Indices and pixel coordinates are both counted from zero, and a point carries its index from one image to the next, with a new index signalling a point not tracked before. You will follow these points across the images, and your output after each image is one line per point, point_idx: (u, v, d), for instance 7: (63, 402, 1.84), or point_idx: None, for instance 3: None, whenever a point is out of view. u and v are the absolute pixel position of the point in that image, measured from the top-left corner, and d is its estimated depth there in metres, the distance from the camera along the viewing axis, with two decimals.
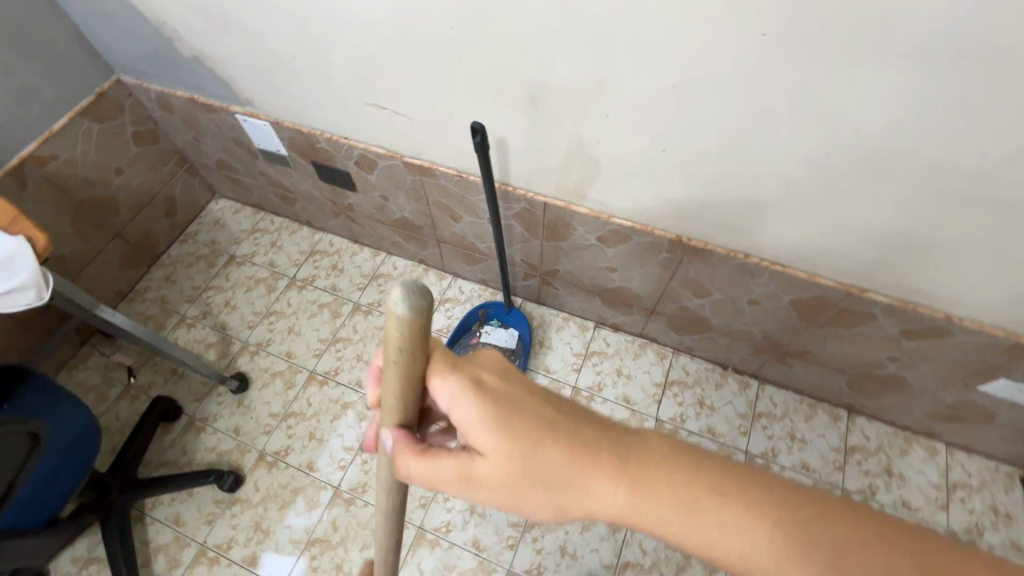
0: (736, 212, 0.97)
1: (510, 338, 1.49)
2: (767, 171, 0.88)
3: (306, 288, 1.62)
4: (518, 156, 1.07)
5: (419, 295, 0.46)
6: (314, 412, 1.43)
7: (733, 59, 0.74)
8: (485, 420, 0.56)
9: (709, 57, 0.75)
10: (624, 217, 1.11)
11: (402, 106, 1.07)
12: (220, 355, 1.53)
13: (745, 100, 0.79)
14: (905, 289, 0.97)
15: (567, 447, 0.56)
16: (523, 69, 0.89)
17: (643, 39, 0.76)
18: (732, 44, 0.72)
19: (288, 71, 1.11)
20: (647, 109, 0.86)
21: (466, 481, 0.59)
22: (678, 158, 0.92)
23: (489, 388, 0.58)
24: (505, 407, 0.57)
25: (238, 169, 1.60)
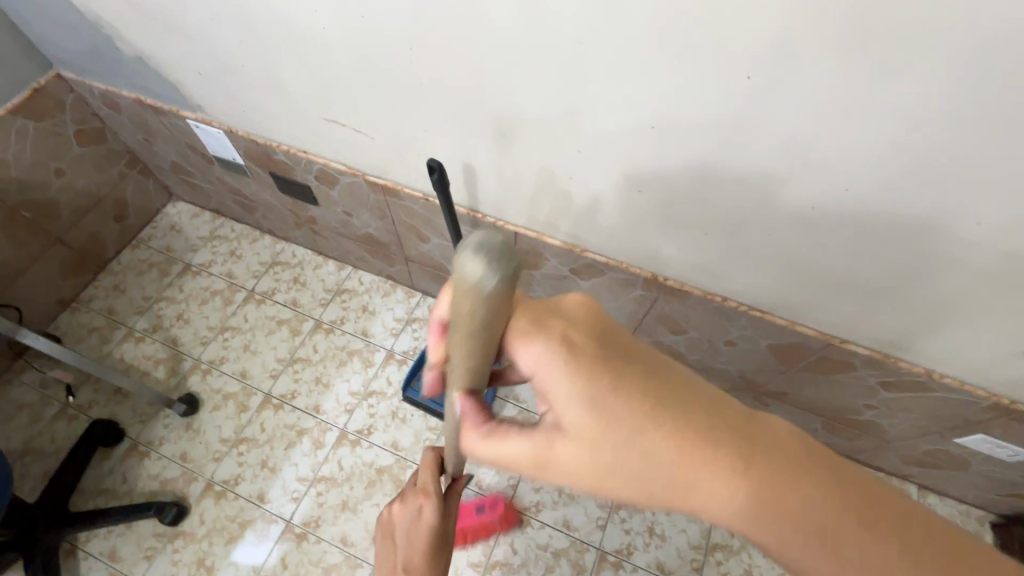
0: (714, 257, 0.92)
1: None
2: (750, 219, 0.82)
3: (265, 303, 1.53)
4: (487, 184, 1.00)
5: (497, 261, 0.42)
6: (267, 439, 1.35)
7: (717, 103, 0.68)
8: (581, 396, 0.50)
9: (691, 99, 0.68)
10: (598, 252, 1.04)
11: (363, 124, 0.99)
12: (169, 373, 1.43)
13: (728, 146, 0.72)
14: (885, 343, 0.92)
15: (675, 430, 0.48)
16: (491, 96, 0.81)
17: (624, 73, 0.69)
18: (715, 88, 0.66)
19: (239, 79, 1.02)
20: (626, 145, 0.79)
21: (541, 463, 0.54)
22: (656, 199, 0.86)
23: (581, 351, 0.50)
24: (601, 379, 0.49)
25: (194, 173, 1.50)
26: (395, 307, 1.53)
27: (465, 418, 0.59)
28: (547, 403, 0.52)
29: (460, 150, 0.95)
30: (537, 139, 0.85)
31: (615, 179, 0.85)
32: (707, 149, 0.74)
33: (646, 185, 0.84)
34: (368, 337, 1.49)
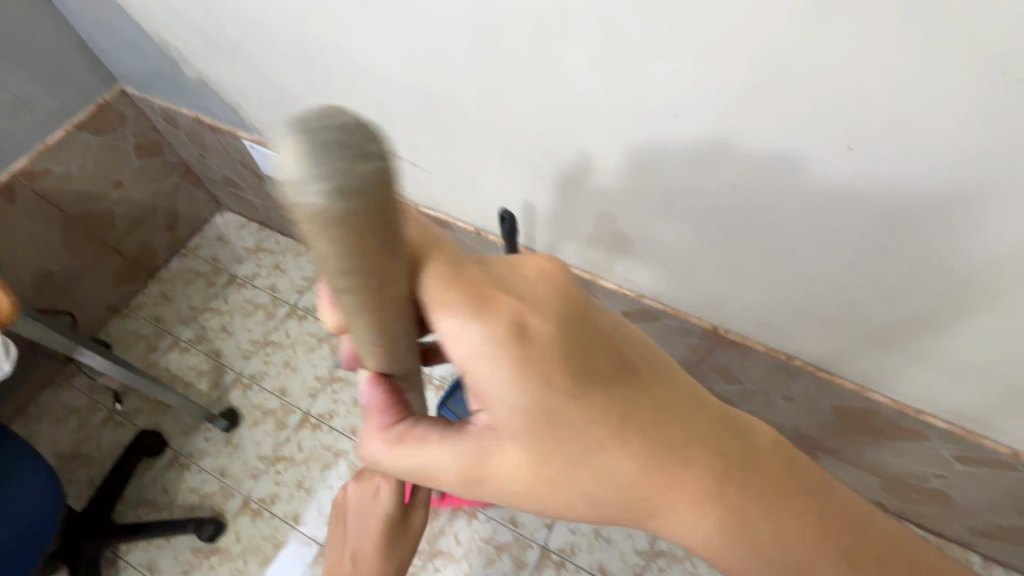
0: (789, 314, 0.86)
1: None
2: (831, 286, 0.76)
3: (307, 318, 1.54)
4: (544, 225, 0.97)
5: (323, 148, 0.26)
6: (304, 459, 1.35)
7: (811, 172, 0.62)
8: (522, 406, 0.49)
9: (781, 167, 0.63)
10: (655, 298, 1.00)
11: (421, 158, 0.97)
12: (212, 385, 1.44)
13: (815, 215, 0.67)
14: (973, 420, 0.85)
15: (621, 442, 0.50)
16: (560, 146, 0.78)
17: (724, 135, 0.63)
18: (811, 158, 0.61)
19: (299, 107, 1.01)
20: (713, 203, 0.73)
21: (467, 471, 0.54)
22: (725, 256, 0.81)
23: (519, 353, 0.47)
24: (542, 386, 0.48)
25: (244, 187, 1.51)
26: None
27: (374, 429, 0.57)
28: (483, 406, 0.51)
29: (528, 191, 0.91)
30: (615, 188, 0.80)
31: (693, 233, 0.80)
32: (809, 216, 0.68)
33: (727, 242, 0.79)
34: None
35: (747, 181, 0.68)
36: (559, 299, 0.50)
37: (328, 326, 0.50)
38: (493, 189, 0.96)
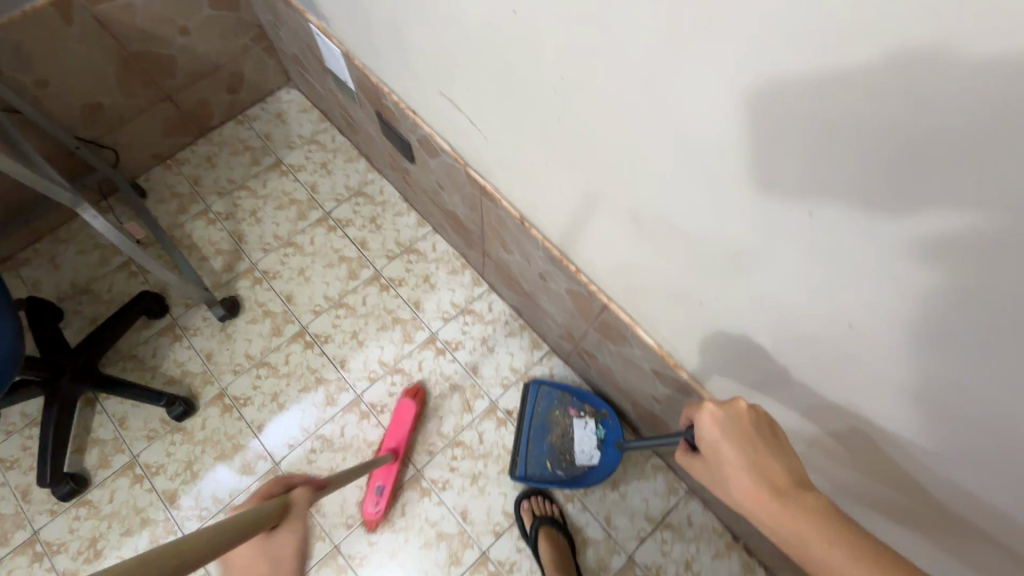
0: (901, 482, 0.65)
1: (589, 458, 1.23)
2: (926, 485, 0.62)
3: (335, 231, 1.46)
4: (596, 247, 0.80)
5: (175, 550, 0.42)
6: (288, 373, 1.32)
7: (964, 357, 0.45)
8: (732, 442, 0.65)
9: (919, 325, 0.47)
10: (694, 374, 0.83)
11: (479, 117, 0.79)
12: (225, 267, 1.42)
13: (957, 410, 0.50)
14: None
15: (806, 506, 0.58)
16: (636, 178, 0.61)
17: (999, 289, 0.38)
18: (972, 336, 0.43)
19: (363, 11, 0.85)
20: (928, 352, 0.48)
21: (712, 478, 0.69)
22: (797, 377, 0.66)
23: (753, 415, 0.66)
24: (767, 448, 0.64)
25: (310, 72, 1.38)
26: (457, 290, 1.40)
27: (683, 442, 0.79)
28: (702, 442, 0.69)
29: (614, 215, 0.70)
30: (753, 268, 0.58)
31: (839, 355, 0.58)
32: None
33: (904, 386, 0.53)
34: (417, 310, 1.38)
35: (993, 348, 0.42)
36: (744, 429, 0.65)
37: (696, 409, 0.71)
38: (546, 187, 0.79)
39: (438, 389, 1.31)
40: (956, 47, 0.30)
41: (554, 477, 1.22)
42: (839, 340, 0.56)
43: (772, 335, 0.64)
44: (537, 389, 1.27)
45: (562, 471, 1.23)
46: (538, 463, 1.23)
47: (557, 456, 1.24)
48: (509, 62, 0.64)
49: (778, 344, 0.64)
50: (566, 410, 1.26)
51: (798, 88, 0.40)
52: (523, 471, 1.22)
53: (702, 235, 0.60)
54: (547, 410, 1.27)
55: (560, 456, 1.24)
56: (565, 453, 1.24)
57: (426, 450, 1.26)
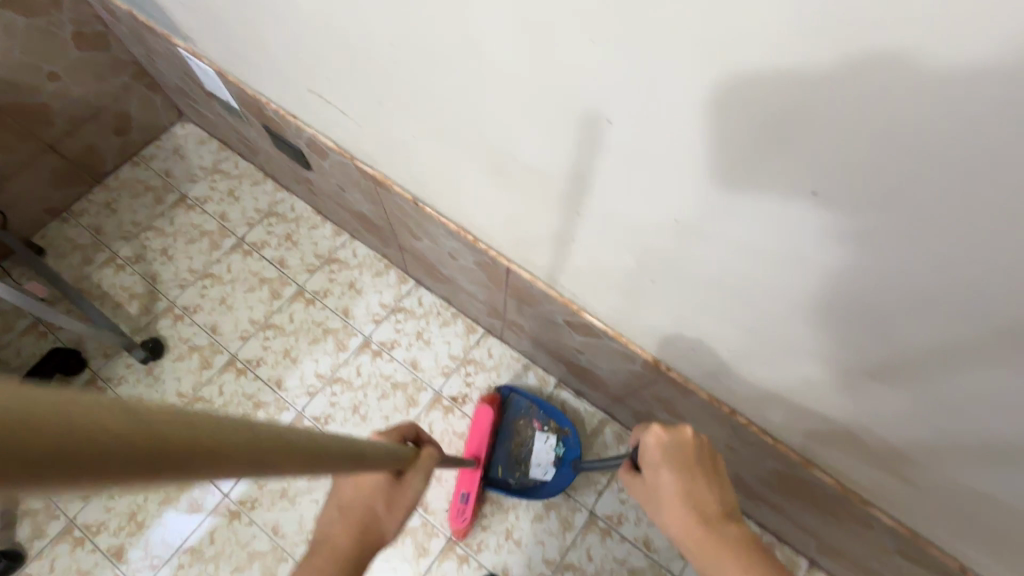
0: (773, 374, 0.71)
1: (544, 473, 1.25)
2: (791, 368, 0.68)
3: (252, 255, 1.45)
4: (480, 212, 0.84)
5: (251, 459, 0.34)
6: (224, 403, 1.30)
7: (760, 225, 0.52)
8: (673, 464, 0.71)
9: (721, 208, 0.53)
10: (597, 316, 0.88)
11: (346, 104, 0.82)
12: (142, 310, 1.38)
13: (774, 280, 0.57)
14: (937, 518, 0.73)
15: (731, 540, 0.64)
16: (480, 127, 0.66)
17: (751, 148, 0.45)
18: (757, 201, 0.50)
19: (219, 22, 0.86)
20: (735, 231, 0.54)
21: (647, 496, 0.74)
22: (667, 294, 0.71)
23: (695, 444, 0.72)
24: (703, 478, 0.70)
25: (196, 100, 1.37)
26: (384, 291, 1.41)
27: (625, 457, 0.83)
28: (643, 460, 0.74)
29: (478, 167, 0.74)
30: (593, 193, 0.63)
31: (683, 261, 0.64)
32: (850, 266, 0.49)
33: (733, 271, 0.60)
34: (347, 317, 1.38)
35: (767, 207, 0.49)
36: (685, 454, 0.71)
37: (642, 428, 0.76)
38: (421, 160, 0.82)
39: (380, 390, 1.31)
40: None
41: (506, 485, 1.24)
42: (676, 244, 0.62)
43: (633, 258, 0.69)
44: (505, 394, 1.30)
45: (515, 481, 1.25)
46: (493, 466, 1.26)
47: (514, 464, 1.26)
48: (346, 38, 0.67)
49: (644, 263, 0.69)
50: (531, 422, 1.28)
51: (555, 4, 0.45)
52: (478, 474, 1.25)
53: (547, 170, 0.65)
54: (513, 417, 1.29)
55: (516, 465, 1.26)
56: (521, 462, 1.26)
57: None
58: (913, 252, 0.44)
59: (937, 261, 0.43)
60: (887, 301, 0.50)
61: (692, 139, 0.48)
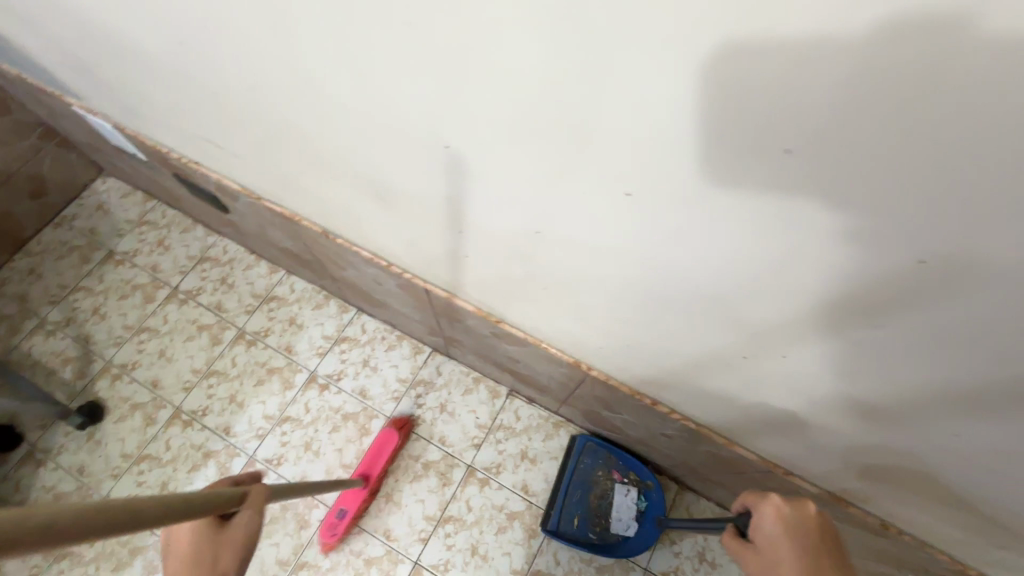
0: (679, 359, 0.73)
1: (625, 528, 1.20)
2: (692, 353, 0.70)
3: (188, 304, 1.42)
4: (384, 238, 0.84)
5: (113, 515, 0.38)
6: (171, 458, 1.27)
7: (600, 224, 0.56)
8: (798, 542, 0.52)
9: (565, 213, 0.57)
10: (516, 325, 0.88)
11: (238, 147, 0.83)
12: (77, 374, 1.34)
13: (634, 272, 0.60)
14: (854, 478, 0.75)
15: None
16: (352, 159, 0.69)
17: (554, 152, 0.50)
18: (587, 202, 0.53)
19: (101, 78, 0.85)
20: (584, 232, 0.58)
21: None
22: (561, 297, 0.73)
23: (825, 520, 0.54)
24: (837, 562, 0.51)
25: (108, 154, 1.35)
26: (325, 322, 1.40)
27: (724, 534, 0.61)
28: (757, 532, 0.55)
29: (366, 196, 0.75)
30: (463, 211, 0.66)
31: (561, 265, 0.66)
32: (683, 251, 0.53)
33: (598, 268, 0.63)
34: (290, 354, 1.37)
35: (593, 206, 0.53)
36: (810, 529, 0.53)
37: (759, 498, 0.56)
38: (318, 193, 0.83)
39: (331, 423, 1.30)
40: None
41: (586, 539, 1.20)
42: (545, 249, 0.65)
43: (520, 267, 0.72)
44: (584, 441, 1.26)
45: (595, 535, 1.21)
46: (571, 520, 1.21)
47: (592, 519, 1.21)
48: (216, 86, 0.70)
49: (534, 271, 0.71)
50: (610, 472, 1.24)
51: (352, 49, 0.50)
52: (555, 527, 1.19)
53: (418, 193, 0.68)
54: (590, 467, 1.25)
55: (596, 519, 1.21)
56: (602, 516, 1.21)
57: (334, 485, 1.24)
58: (711, 229, 0.49)
59: (730, 232, 0.48)
60: (714, 274, 0.55)
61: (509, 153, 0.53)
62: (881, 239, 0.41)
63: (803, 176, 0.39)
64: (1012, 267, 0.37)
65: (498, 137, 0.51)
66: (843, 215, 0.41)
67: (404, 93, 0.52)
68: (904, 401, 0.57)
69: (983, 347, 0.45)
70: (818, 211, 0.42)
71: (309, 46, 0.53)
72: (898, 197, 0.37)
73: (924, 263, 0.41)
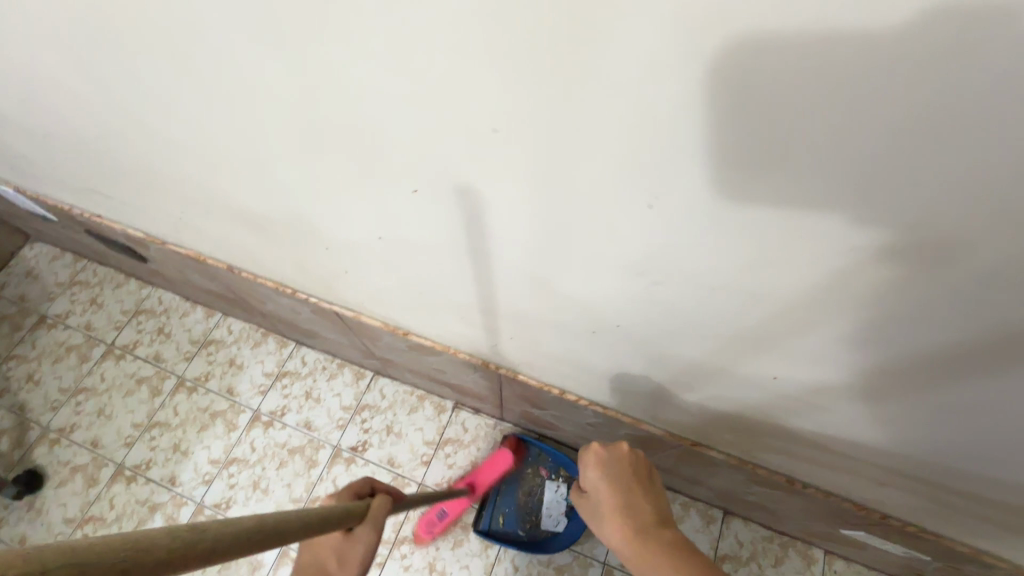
0: (569, 346, 0.75)
1: (555, 523, 1.22)
2: (577, 338, 0.73)
3: (124, 358, 1.42)
4: (280, 266, 0.86)
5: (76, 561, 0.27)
6: (116, 516, 1.24)
7: (423, 220, 0.60)
8: (606, 479, 0.75)
9: (393, 215, 0.61)
10: (422, 334, 0.90)
11: (129, 195, 0.84)
12: (14, 444, 1.32)
13: (476, 265, 0.64)
14: (755, 438, 0.78)
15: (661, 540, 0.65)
16: (220, 193, 0.72)
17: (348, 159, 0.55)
18: (400, 201, 0.58)
19: None
20: (415, 231, 0.62)
21: (592, 513, 0.76)
22: (439, 300, 0.76)
23: (631, 457, 0.77)
24: (636, 486, 0.74)
25: (27, 219, 1.35)
26: (265, 359, 1.40)
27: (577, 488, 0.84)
28: (586, 478, 0.77)
29: (245, 227, 0.77)
30: (321, 229, 0.69)
31: (421, 270, 0.69)
32: (492, 236, 0.58)
33: (446, 267, 0.67)
34: (232, 396, 1.36)
35: (403, 204, 0.58)
36: (618, 468, 0.75)
37: (583, 452, 0.79)
38: (211, 231, 0.85)
39: (278, 459, 1.29)
40: (155, 36, 0.49)
41: (514, 536, 1.22)
42: (395, 254, 0.68)
43: (395, 277, 0.74)
44: (511, 440, 1.29)
45: (524, 531, 1.23)
46: (499, 518, 1.24)
47: (523, 515, 1.24)
48: (88, 139, 0.73)
49: (403, 275, 0.72)
50: (538, 470, 1.27)
51: (169, 93, 0.56)
52: (487, 526, 1.23)
53: (279, 217, 0.71)
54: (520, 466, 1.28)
55: (525, 516, 1.24)
56: (530, 512, 1.24)
57: None
58: (514, 204, 0.52)
59: (517, 210, 0.53)
60: (538, 250, 0.57)
61: (318, 166, 0.58)
62: (630, 179, 0.45)
63: (520, 139, 0.45)
64: (736, 183, 0.42)
65: (312, 139, 0.54)
66: (600, 165, 0.45)
67: (218, 127, 0.58)
68: (752, 354, 0.61)
69: (754, 274, 0.49)
70: (580, 166, 0.45)
71: (140, 92, 0.58)
72: (619, 135, 0.41)
73: (673, 197, 0.45)
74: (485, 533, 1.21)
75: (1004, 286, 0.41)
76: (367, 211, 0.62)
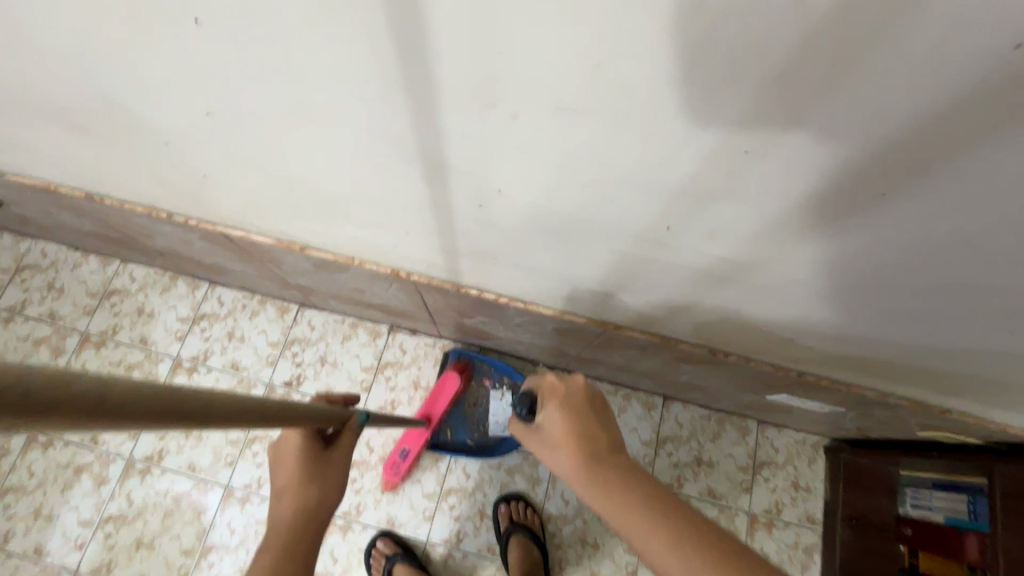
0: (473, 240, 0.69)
1: (502, 429, 1.22)
2: (476, 231, 0.66)
3: (14, 320, 1.28)
4: (140, 183, 0.74)
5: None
6: (39, 483, 1.17)
7: (231, 84, 0.48)
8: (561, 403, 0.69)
9: (199, 80, 0.49)
10: (322, 248, 0.82)
11: None
12: None
13: (322, 142, 0.53)
14: (676, 316, 0.77)
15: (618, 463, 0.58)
16: (26, 90, 0.59)
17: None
18: (193, 58, 0.46)
19: None
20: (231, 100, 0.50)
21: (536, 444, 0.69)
22: (315, 200, 0.67)
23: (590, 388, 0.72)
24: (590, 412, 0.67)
25: None
26: (178, 304, 1.29)
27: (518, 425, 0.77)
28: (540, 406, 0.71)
29: (77, 133, 0.65)
30: (146, 118, 0.57)
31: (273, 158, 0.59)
32: (311, 97, 0.46)
33: (291, 148, 0.56)
34: (147, 346, 1.27)
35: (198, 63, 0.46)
36: (575, 395, 0.70)
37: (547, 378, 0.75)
38: (47, 149, 0.72)
39: None
40: None
41: (464, 446, 1.22)
42: (231, 137, 0.57)
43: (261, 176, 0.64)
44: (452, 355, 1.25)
45: (474, 441, 1.23)
46: (446, 431, 1.23)
47: (472, 426, 1.24)
48: None
49: (261, 169, 0.62)
50: (482, 381, 1.25)
51: None
52: (435, 439, 1.23)
53: (100, 112, 0.59)
54: None
55: (473, 426, 1.24)
56: (478, 422, 1.24)
57: (224, 463, 1.18)
58: (306, 45, 0.40)
59: (318, 57, 0.41)
60: (370, 112, 0.46)
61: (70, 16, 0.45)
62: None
63: None
64: None
65: None
66: None
67: None
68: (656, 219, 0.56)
69: (623, 122, 0.39)
70: None
71: None
72: None
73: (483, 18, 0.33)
74: (434, 447, 1.21)
75: (933, 76, 0.30)
76: (168, 80, 0.50)
